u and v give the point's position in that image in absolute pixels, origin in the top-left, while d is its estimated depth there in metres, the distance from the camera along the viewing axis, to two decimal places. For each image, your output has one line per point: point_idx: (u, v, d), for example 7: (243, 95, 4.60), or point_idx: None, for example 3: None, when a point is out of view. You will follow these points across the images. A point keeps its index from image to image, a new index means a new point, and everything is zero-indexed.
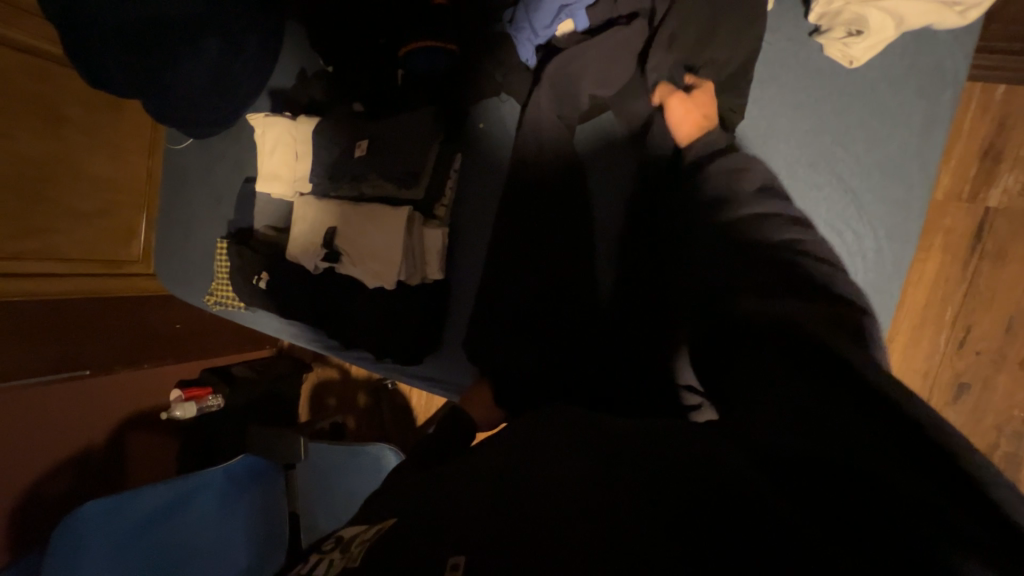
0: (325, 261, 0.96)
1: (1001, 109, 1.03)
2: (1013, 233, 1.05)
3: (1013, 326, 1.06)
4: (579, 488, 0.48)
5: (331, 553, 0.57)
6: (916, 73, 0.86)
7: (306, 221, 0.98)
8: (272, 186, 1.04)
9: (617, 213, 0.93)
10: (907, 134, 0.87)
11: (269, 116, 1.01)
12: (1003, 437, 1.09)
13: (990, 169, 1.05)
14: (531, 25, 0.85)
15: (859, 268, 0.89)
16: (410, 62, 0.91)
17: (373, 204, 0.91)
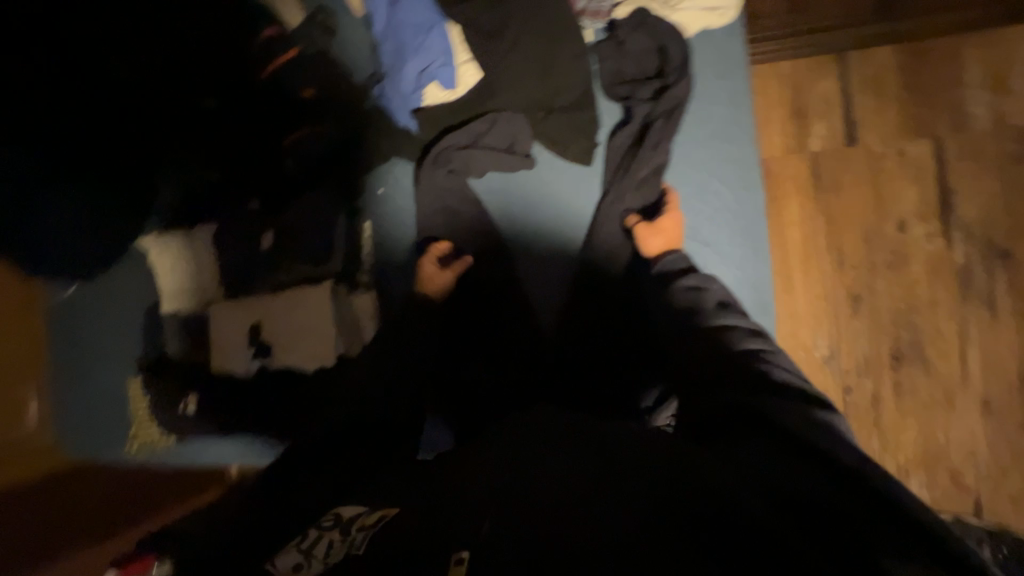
0: (256, 359, 0.93)
1: (791, 77, 1.29)
2: (840, 167, 1.29)
3: (869, 237, 1.27)
4: (573, 500, 0.51)
5: (332, 532, 0.59)
6: (713, 61, 0.95)
7: (224, 327, 0.94)
8: (178, 303, 0.98)
9: (536, 232, 0.96)
10: (725, 105, 0.93)
11: (162, 237, 0.98)
12: (901, 329, 1.26)
13: (803, 123, 1.30)
14: (399, 95, 0.92)
15: (730, 226, 0.92)
16: (298, 150, 0.94)
17: (292, 290, 0.91)
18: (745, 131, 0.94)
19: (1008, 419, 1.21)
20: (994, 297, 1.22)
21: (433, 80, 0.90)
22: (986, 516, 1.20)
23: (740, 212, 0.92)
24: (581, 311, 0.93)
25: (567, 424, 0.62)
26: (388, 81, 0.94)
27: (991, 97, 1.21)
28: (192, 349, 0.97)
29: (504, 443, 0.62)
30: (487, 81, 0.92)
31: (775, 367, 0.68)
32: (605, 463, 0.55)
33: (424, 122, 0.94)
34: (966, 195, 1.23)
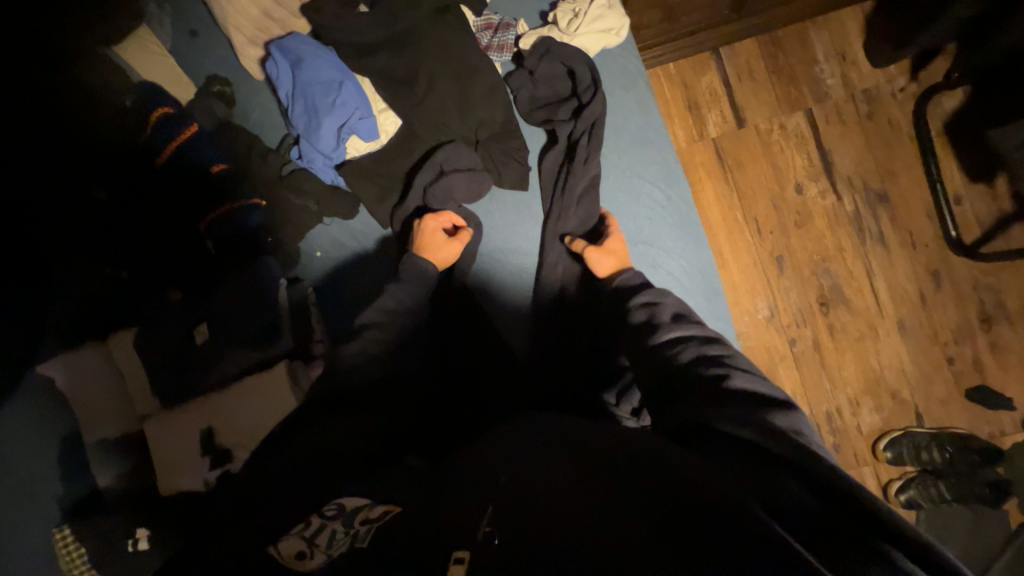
0: (215, 469, 0.79)
1: (678, 77, 1.43)
2: (737, 147, 1.43)
3: (776, 203, 1.42)
4: (563, 505, 0.48)
5: (336, 522, 0.59)
6: (615, 76, 0.99)
7: (167, 442, 0.80)
8: (102, 428, 0.84)
9: (494, 260, 0.98)
10: (635, 112, 0.99)
11: (70, 355, 0.84)
12: (821, 278, 1.41)
13: (699, 114, 1.43)
14: (318, 154, 0.89)
15: (663, 218, 0.97)
16: (217, 230, 0.84)
17: (244, 379, 0.81)
18: (663, 138, 0.98)
19: (923, 335, 1.38)
20: (884, 233, 1.40)
21: (354, 133, 0.88)
22: (928, 423, 1.35)
23: (671, 206, 0.97)
24: (544, 322, 0.94)
25: (559, 432, 0.64)
26: (303, 141, 0.89)
27: (839, 68, 1.42)
28: (134, 473, 0.84)
29: (496, 463, 0.61)
30: (407, 125, 0.92)
31: (732, 376, 0.63)
32: (593, 469, 0.53)
33: (351, 176, 0.91)
34: (842, 152, 1.41)
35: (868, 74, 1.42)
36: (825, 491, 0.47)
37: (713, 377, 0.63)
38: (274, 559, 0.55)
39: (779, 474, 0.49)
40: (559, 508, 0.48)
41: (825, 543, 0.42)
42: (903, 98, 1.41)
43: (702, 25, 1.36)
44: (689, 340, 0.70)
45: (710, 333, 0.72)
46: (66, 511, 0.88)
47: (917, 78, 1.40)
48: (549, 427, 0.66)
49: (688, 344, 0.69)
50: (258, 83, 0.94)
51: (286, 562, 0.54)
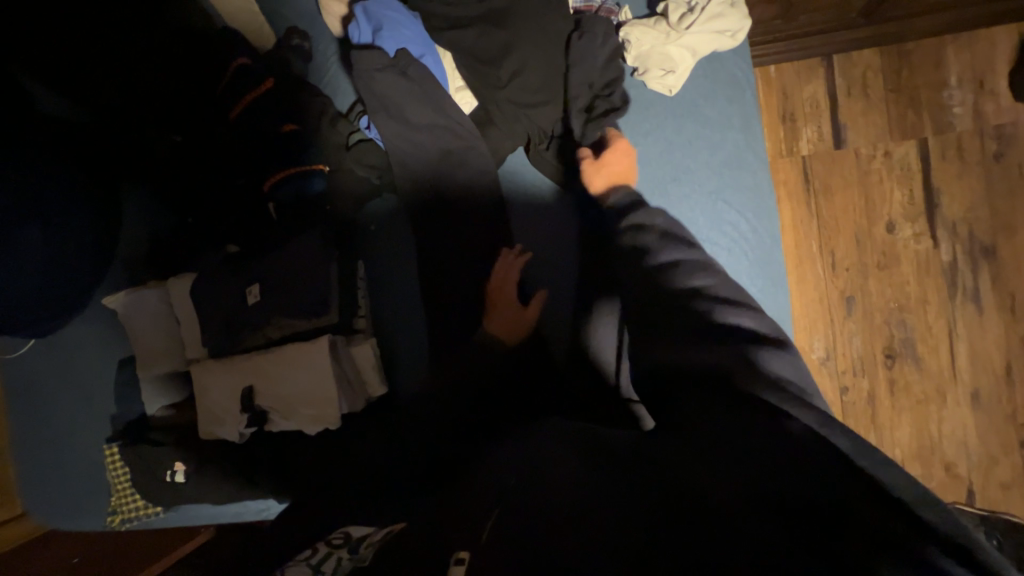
0: (251, 425, 0.83)
1: (779, 83, 1.29)
2: (829, 170, 1.30)
3: (860, 237, 1.29)
4: (579, 512, 0.45)
5: (342, 549, 0.55)
6: (719, 84, 0.89)
7: (209, 391, 0.83)
8: (153, 364, 0.88)
9: (553, 252, 0.89)
10: (734, 128, 0.88)
11: (133, 292, 0.88)
12: (893, 328, 1.29)
13: (793, 127, 1.30)
14: (390, 129, 0.82)
15: (744, 251, 0.87)
16: (277, 195, 0.82)
17: (283, 349, 0.81)
18: (761, 164, 0.88)
19: (997, 411, 1.25)
20: (981, 292, 1.25)
21: (433, 107, 0.81)
22: (979, 504, 1.25)
23: (755, 240, 0.87)
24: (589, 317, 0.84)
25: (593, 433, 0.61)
26: (375, 115, 0.82)
27: (973, 96, 1.23)
28: (178, 409, 0.89)
29: (521, 461, 0.59)
30: (482, 110, 0.86)
31: (701, 282, 0.64)
32: (621, 479, 0.49)
33: (401, 150, 0.83)
34: (952, 194, 1.25)
35: (1006, 108, 1.22)
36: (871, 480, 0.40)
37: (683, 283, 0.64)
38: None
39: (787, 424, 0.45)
40: (583, 511, 0.45)
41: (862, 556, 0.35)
42: None
43: (825, 27, 1.19)
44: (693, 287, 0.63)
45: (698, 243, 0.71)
46: (118, 431, 0.96)
47: None
48: (581, 437, 0.61)
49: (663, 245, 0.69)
50: (338, 41, 0.90)
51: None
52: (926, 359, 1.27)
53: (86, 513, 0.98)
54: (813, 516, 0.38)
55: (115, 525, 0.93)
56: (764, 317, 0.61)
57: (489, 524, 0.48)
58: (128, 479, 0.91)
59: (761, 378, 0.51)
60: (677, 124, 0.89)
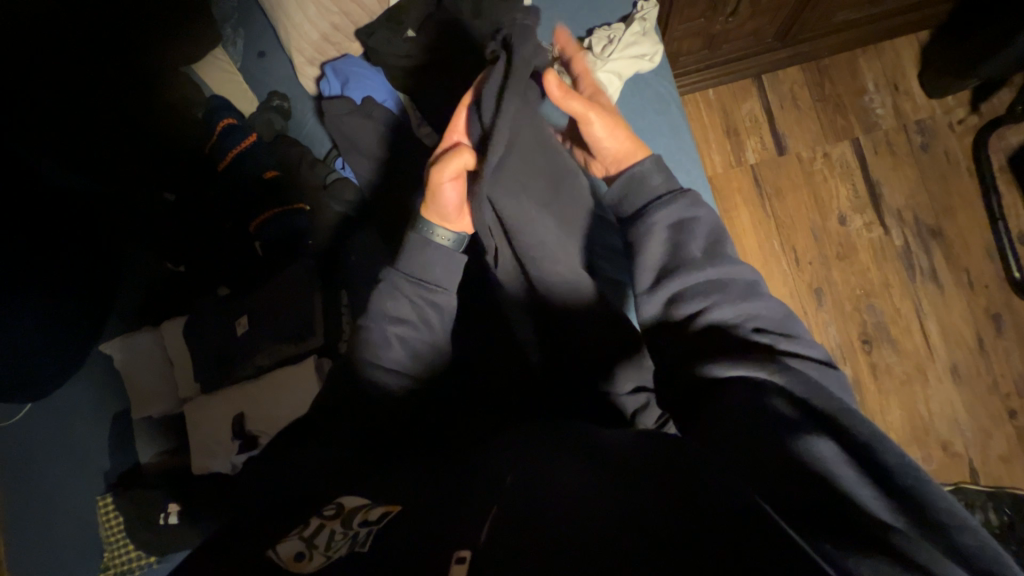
0: (242, 453, 0.84)
1: (719, 104, 1.43)
2: (777, 175, 1.41)
3: (816, 232, 1.38)
4: (578, 498, 0.46)
5: (334, 522, 0.59)
6: (648, 101, 0.99)
7: (203, 425, 0.86)
8: (148, 406, 0.91)
9: None
10: (665, 135, 0.97)
11: (128, 338, 0.93)
12: (864, 314, 1.34)
13: (738, 140, 1.43)
14: (363, 167, 0.91)
15: None
16: (264, 233, 0.91)
17: (274, 372, 0.85)
18: (695, 164, 0.96)
19: (979, 383, 1.27)
20: (938, 271, 1.31)
21: (400, 138, 0.90)
22: (983, 482, 1.24)
23: None
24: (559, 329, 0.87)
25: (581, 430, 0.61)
26: (348, 156, 0.92)
27: (891, 98, 1.37)
28: (171, 452, 0.90)
29: (509, 449, 0.61)
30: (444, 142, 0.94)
31: (683, 298, 0.65)
32: (641, 458, 0.49)
33: (372, 181, 0.91)
34: (891, 184, 1.35)
35: (921, 106, 1.36)
36: (895, 503, 0.43)
37: (680, 306, 0.65)
38: (273, 562, 0.55)
39: (817, 441, 0.47)
40: (579, 501, 0.45)
41: (874, 541, 0.38)
42: (961, 131, 1.33)
43: (749, 53, 1.34)
44: (716, 297, 0.64)
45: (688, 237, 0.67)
46: (112, 482, 0.97)
47: (977, 111, 1.33)
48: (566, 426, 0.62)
49: (662, 267, 0.67)
50: (314, 98, 1.00)
51: (286, 566, 0.54)
52: (900, 340, 1.31)
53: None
54: (840, 522, 0.40)
55: None
56: (757, 296, 0.64)
57: (486, 528, 0.47)
58: (121, 532, 0.91)
59: (799, 386, 0.53)
60: None
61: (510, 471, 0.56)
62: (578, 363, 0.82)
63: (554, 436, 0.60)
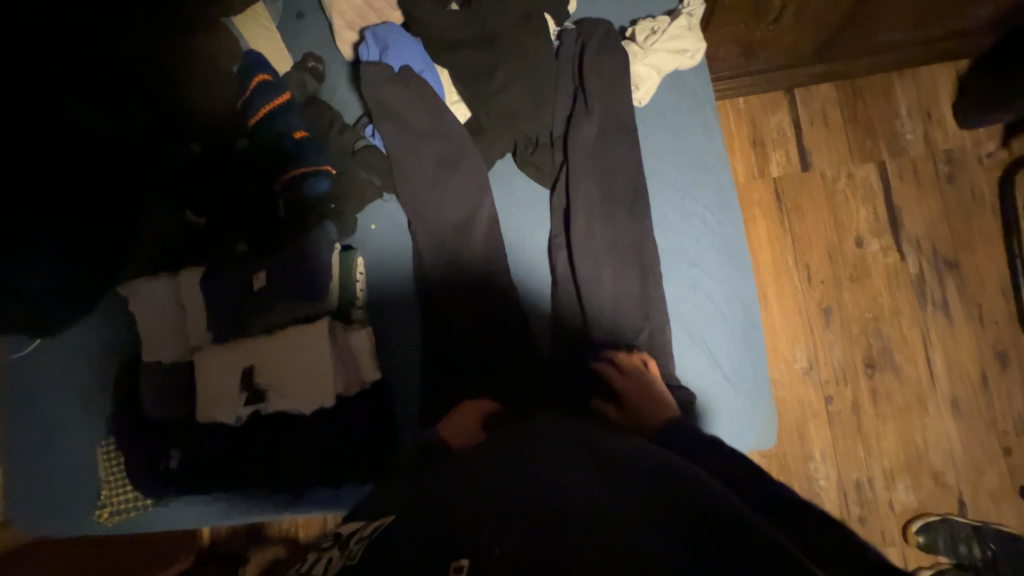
0: (248, 407, 0.85)
1: (748, 114, 1.43)
2: (798, 191, 1.41)
3: (832, 253, 1.38)
4: (587, 519, 0.49)
5: (331, 550, 0.57)
6: (682, 93, 0.90)
7: (212, 375, 0.86)
8: (158, 350, 0.91)
9: (530, 274, 0.88)
10: (696, 127, 0.88)
11: (140, 281, 0.92)
12: (870, 338, 1.34)
13: (763, 153, 1.42)
14: (394, 137, 0.88)
15: (703, 242, 0.84)
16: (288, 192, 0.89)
17: (287, 329, 0.85)
18: (722, 164, 0.86)
19: (977, 418, 1.27)
20: (949, 303, 1.31)
21: (434, 109, 0.89)
22: (970, 515, 1.24)
23: (719, 234, 0.83)
24: (567, 324, 0.84)
25: (586, 441, 0.65)
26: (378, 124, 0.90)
27: (922, 125, 1.36)
28: (173, 399, 0.90)
29: (517, 454, 0.64)
30: (474, 120, 0.92)
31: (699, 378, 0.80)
32: (645, 481, 0.55)
33: (393, 150, 0.88)
34: (913, 211, 1.34)
35: (952, 135, 1.34)
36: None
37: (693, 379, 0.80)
38: None
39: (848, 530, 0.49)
40: (585, 506, 0.51)
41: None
42: (989, 165, 1.32)
43: (784, 65, 1.33)
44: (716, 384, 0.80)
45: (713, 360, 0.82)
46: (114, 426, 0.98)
47: (1008, 146, 1.31)
48: (575, 436, 0.67)
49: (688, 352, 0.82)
50: (349, 62, 0.98)
51: None
52: (905, 367, 1.31)
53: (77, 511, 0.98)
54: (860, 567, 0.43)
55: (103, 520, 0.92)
56: (761, 418, 0.78)
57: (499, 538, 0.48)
58: (119, 475, 0.92)
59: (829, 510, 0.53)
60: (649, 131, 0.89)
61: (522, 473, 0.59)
62: (591, 358, 0.82)
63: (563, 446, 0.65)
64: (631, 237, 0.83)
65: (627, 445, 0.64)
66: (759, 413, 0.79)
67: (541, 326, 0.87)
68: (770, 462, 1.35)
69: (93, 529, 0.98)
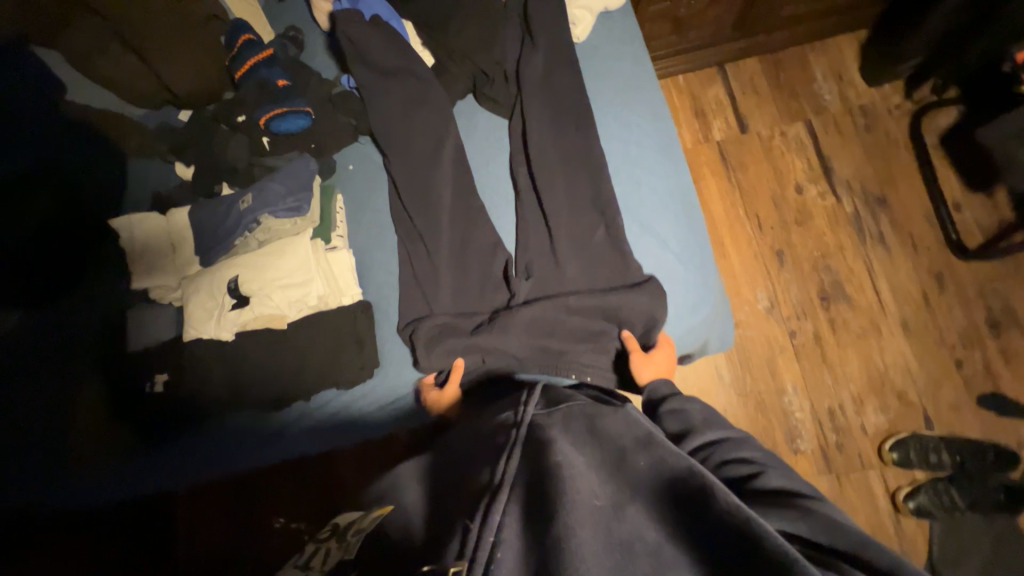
0: (235, 322, 0.86)
1: (688, 88, 1.61)
2: (740, 151, 1.56)
3: (776, 201, 1.51)
4: (568, 506, 0.50)
5: (331, 541, 0.69)
6: (620, 26, 0.99)
7: (198, 292, 0.86)
8: (142, 278, 0.90)
9: (495, 193, 0.94)
10: (631, 54, 0.96)
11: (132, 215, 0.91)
12: (821, 273, 1.45)
13: (705, 121, 1.59)
14: (364, 77, 0.95)
15: (649, 146, 0.90)
16: (272, 130, 0.94)
17: (273, 244, 0.87)
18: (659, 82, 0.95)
19: (927, 336, 1.36)
20: (885, 235, 1.44)
21: (399, 50, 0.96)
22: (937, 428, 1.30)
23: (663, 138, 0.90)
24: (533, 230, 0.90)
25: (584, 420, 0.66)
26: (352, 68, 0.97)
27: (837, 87, 1.55)
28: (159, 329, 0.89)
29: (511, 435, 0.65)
30: (439, 64, 1.00)
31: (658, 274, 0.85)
32: (630, 459, 0.57)
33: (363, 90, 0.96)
34: (840, 159, 1.50)
35: (864, 92, 1.53)
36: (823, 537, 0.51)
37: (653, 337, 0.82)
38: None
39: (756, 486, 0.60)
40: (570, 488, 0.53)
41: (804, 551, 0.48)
42: (898, 115, 1.50)
43: (710, 43, 1.52)
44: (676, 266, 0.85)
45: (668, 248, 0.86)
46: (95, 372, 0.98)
47: (911, 98, 1.50)
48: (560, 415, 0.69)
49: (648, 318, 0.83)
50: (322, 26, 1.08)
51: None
52: (854, 296, 1.42)
53: (40, 488, 0.93)
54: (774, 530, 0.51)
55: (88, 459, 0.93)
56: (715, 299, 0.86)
57: (491, 543, 0.49)
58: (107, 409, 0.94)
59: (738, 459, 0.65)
60: (595, 58, 0.97)
61: (515, 459, 0.59)
62: (565, 252, 0.87)
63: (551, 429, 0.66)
64: (587, 147, 0.90)
65: (629, 421, 0.65)
66: (714, 296, 0.86)
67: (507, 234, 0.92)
68: (747, 400, 1.40)
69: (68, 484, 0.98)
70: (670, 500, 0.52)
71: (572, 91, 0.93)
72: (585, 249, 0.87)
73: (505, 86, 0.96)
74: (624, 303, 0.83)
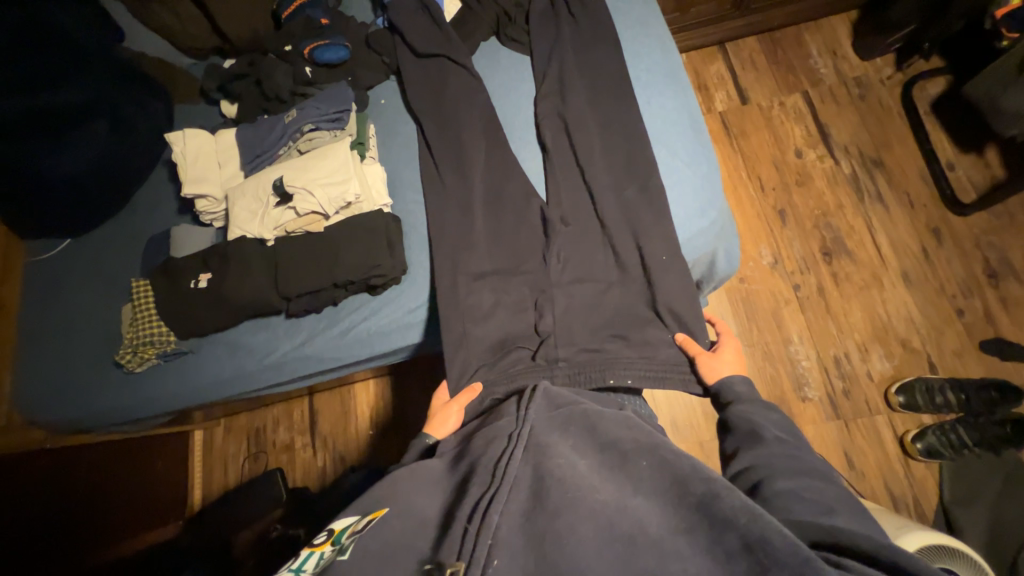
0: (279, 220, 0.94)
1: (690, 65, 1.72)
2: (741, 120, 1.65)
3: (778, 164, 1.59)
4: (581, 511, 0.52)
5: (326, 544, 0.60)
6: None
7: (246, 194, 0.96)
8: (190, 186, 0.98)
9: (516, 122, 1.02)
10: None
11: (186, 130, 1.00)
12: (823, 230, 1.51)
13: (707, 93, 1.69)
14: (398, 19, 1.06)
15: (656, 77, 0.99)
16: (315, 60, 1.05)
17: (315, 150, 0.97)
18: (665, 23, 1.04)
19: (928, 286, 1.41)
20: (882, 194, 1.51)
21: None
22: (942, 373, 1.34)
23: (669, 69, 0.99)
24: (551, 150, 0.97)
25: (585, 411, 0.67)
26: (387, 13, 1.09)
27: (831, 61, 1.65)
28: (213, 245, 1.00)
29: (511, 434, 0.64)
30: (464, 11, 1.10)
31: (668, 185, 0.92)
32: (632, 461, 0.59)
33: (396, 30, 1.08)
34: (837, 125, 1.59)
35: (857, 65, 1.63)
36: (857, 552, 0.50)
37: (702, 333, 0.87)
38: None
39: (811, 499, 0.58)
40: (581, 489, 0.54)
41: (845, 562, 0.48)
42: (890, 85, 1.59)
43: (711, 19, 1.63)
44: (686, 177, 0.93)
45: (679, 162, 0.94)
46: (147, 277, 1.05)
47: (902, 69, 1.60)
48: (559, 412, 0.68)
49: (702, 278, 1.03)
50: None
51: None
52: (856, 251, 1.47)
53: (102, 392, 1.07)
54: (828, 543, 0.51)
55: (140, 362, 1.00)
56: (722, 205, 0.93)
57: (488, 544, 0.51)
58: (153, 312, 1.00)
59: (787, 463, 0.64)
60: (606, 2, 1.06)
61: (517, 458, 0.59)
62: (578, 167, 0.96)
63: (546, 419, 0.67)
64: (599, 76, 1.00)
65: (629, 423, 0.65)
66: (722, 201, 0.92)
67: (531, 156, 1.00)
68: (755, 351, 1.44)
69: (113, 388, 1.07)
70: (674, 501, 0.54)
71: (583, 29, 1.03)
72: (600, 167, 0.95)
73: (525, 28, 1.06)
74: (634, 205, 0.92)
